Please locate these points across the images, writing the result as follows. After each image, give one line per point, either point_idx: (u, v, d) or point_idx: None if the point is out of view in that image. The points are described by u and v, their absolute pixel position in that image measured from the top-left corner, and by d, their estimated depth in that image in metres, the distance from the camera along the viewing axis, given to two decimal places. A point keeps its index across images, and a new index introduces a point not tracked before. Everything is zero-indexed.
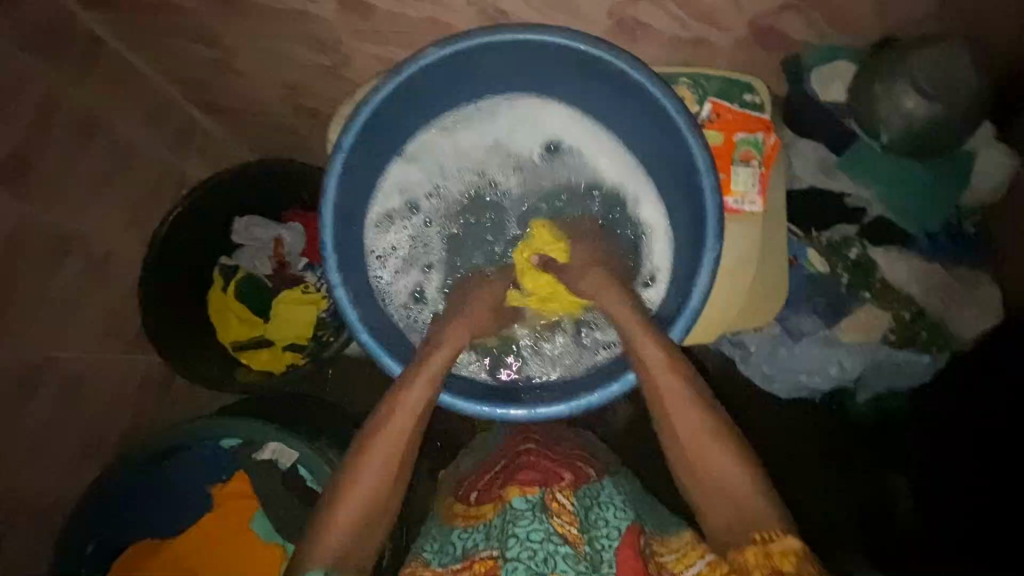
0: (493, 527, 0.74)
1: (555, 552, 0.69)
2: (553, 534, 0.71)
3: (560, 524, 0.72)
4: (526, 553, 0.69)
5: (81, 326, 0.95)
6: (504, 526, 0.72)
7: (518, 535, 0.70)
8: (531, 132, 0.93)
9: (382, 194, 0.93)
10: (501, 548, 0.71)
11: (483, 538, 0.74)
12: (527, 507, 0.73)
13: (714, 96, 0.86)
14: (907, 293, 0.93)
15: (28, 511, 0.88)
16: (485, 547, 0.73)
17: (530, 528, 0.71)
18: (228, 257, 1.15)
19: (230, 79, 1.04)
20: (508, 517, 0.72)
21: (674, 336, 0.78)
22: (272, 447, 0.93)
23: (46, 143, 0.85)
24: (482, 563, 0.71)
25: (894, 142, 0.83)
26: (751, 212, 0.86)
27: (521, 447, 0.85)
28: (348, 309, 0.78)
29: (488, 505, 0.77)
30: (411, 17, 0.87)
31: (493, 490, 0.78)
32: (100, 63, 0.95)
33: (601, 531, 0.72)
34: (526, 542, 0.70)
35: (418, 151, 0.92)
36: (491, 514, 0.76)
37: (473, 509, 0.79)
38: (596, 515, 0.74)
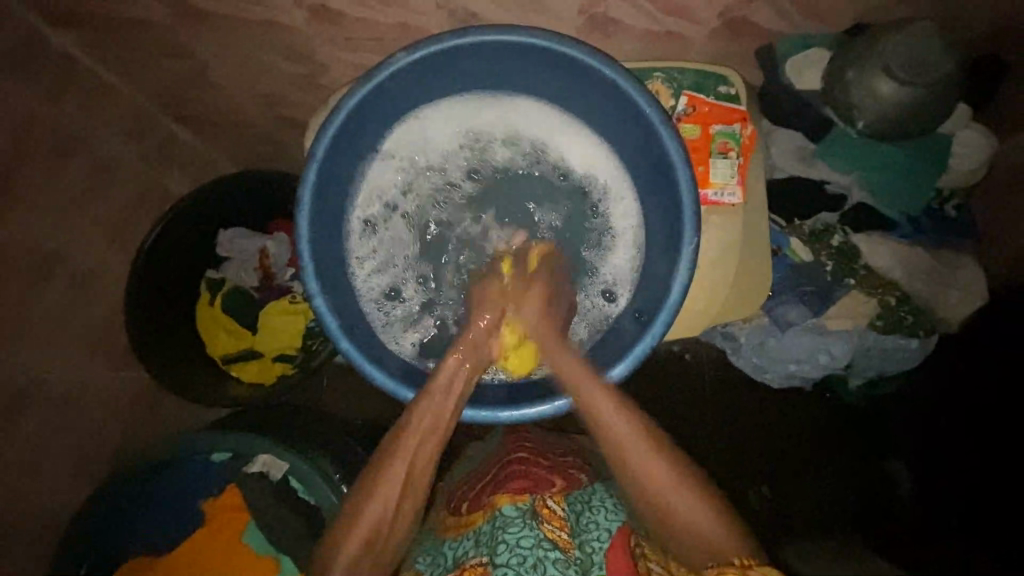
0: (481, 535, 0.73)
1: (545, 557, 0.69)
2: (543, 540, 0.70)
3: (550, 530, 0.72)
4: (516, 559, 0.69)
5: (67, 346, 0.95)
6: (493, 532, 0.72)
7: (508, 541, 0.70)
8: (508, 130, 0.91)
9: (358, 195, 0.90)
10: (490, 554, 0.70)
11: (472, 546, 0.73)
12: (517, 514, 0.73)
13: (689, 89, 0.86)
14: (890, 277, 0.93)
15: (21, 534, 0.88)
16: (474, 554, 0.72)
17: (519, 534, 0.71)
18: (215, 270, 1.15)
19: (207, 92, 1.04)
20: (497, 524, 0.72)
21: (656, 332, 0.77)
22: (263, 459, 0.92)
23: (22, 166, 0.85)
24: (471, 571, 0.70)
25: (870, 128, 0.84)
26: (732, 204, 0.86)
27: (511, 458, 0.84)
28: (327, 318, 0.77)
29: (477, 512, 0.76)
30: (382, 23, 0.86)
31: (482, 499, 0.78)
32: (74, 82, 0.94)
33: (591, 534, 0.71)
34: (516, 548, 0.69)
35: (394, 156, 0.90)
36: (480, 521, 0.75)
37: (463, 520, 0.78)
38: (587, 519, 0.73)
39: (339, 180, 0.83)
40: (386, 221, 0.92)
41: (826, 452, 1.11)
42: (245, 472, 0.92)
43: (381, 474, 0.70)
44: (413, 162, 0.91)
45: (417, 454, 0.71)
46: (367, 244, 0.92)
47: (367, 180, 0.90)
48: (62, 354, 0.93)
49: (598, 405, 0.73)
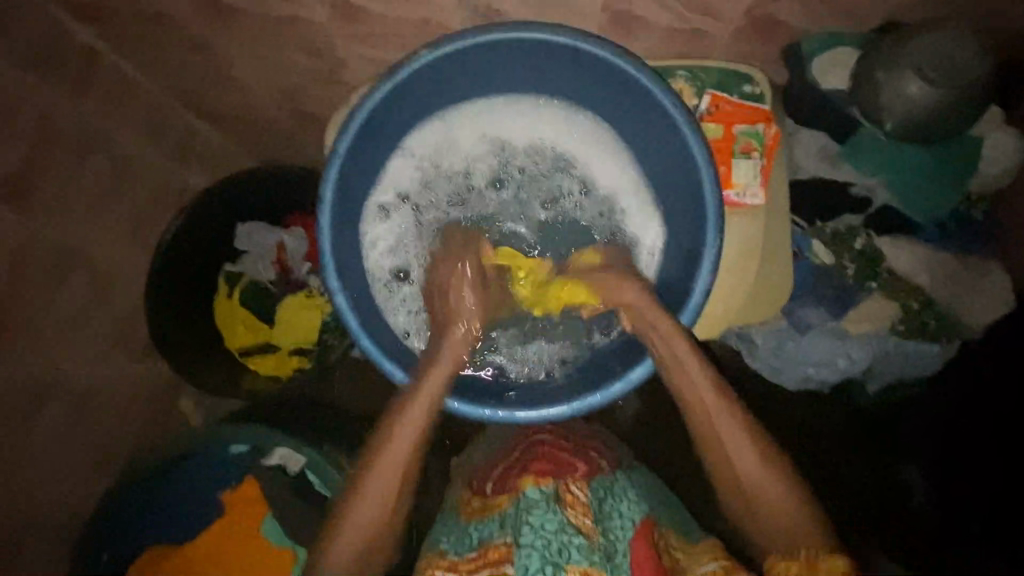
0: (507, 517, 0.73)
1: (569, 542, 0.68)
2: (567, 525, 0.70)
3: (573, 515, 0.71)
4: (541, 542, 0.68)
5: (88, 338, 0.96)
6: (517, 514, 0.71)
7: (532, 524, 0.70)
8: (527, 129, 0.92)
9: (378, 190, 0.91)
10: (514, 536, 0.70)
11: (497, 528, 0.72)
12: (541, 497, 0.72)
13: (712, 87, 0.85)
14: (915, 283, 0.91)
15: (44, 520, 0.90)
16: (499, 536, 0.71)
17: (544, 518, 0.70)
18: (233, 263, 1.16)
19: (226, 86, 1.04)
20: (521, 506, 0.72)
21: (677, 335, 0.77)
22: (280, 453, 0.93)
23: (45, 159, 0.86)
24: (495, 550, 0.70)
25: (897, 130, 0.82)
26: (753, 205, 0.85)
27: (534, 437, 0.84)
28: (347, 314, 0.78)
29: (502, 496, 0.76)
30: (403, 19, 0.86)
31: (506, 482, 0.77)
32: (97, 75, 0.95)
33: (615, 521, 0.73)
34: (541, 530, 0.69)
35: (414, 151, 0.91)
36: (505, 504, 0.75)
37: (487, 502, 0.77)
38: (609, 506, 0.74)
39: (359, 179, 0.84)
40: (407, 219, 0.93)
41: (843, 451, 1.10)
42: (264, 463, 0.93)
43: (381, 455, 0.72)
44: (431, 160, 0.92)
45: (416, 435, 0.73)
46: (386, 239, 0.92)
47: (387, 179, 0.91)
48: (84, 346, 0.95)
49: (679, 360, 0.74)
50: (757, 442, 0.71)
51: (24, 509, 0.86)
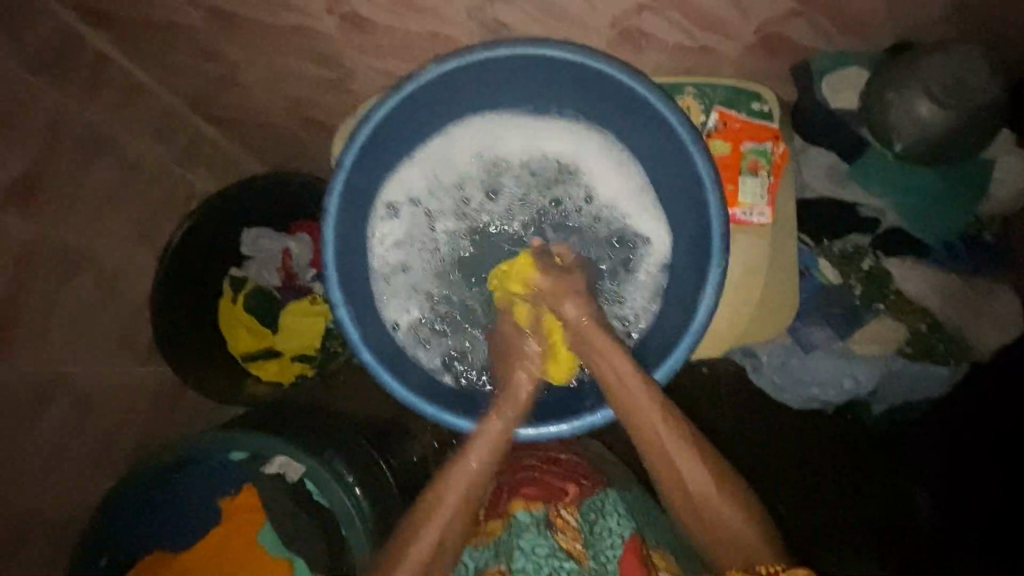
0: (500, 544, 0.73)
1: (560, 567, 0.69)
2: (558, 551, 0.71)
3: (564, 540, 0.72)
4: (533, 566, 0.69)
5: (92, 341, 0.96)
6: (508, 540, 0.73)
7: (523, 548, 0.70)
8: (533, 142, 0.92)
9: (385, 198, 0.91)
10: (507, 561, 0.71)
11: (491, 555, 0.73)
12: (530, 521, 0.73)
13: (720, 105, 0.84)
14: (924, 305, 0.91)
15: (44, 523, 0.91)
16: (494, 562, 0.72)
17: (535, 542, 0.71)
18: (238, 268, 1.17)
19: (234, 93, 1.05)
20: (512, 531, 0.73)
21: (679, 355, 0.76)
22: (278, 461, 0.93)
23: (54, 163, 0.87)
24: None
25: (908, 149, 0.80)
26: (759, 223, 0.84)
27: (527, 459, 0.83)
28: (349, 326, 0.78)
29: (497, 521, 0.76)
30: (411, 31, 0.86)
31: (497, 505, 0.78)
32: (108, 81, 0.96)
33: (606, 542, 0.72)
34: (532, 555, 0.70)
35: (422, 161, 0.91)
36: (499, 530, 0.75)
37: (480, 528, 0.78)
38: (600, 527, 0.73)
39: (365, 187, 0.84)
40: (413, 227, 0.93)
41: (847, 468, 1.09)
42: (263, 473, 0.93)
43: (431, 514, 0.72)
44: (439, 170, 0.92)
45: (470, 493, 0.74)
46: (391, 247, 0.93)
47: (395, 186, 0.91)
48: (87, 349, 0.95)
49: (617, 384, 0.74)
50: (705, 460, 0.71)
51: (24, 510, 0.87)
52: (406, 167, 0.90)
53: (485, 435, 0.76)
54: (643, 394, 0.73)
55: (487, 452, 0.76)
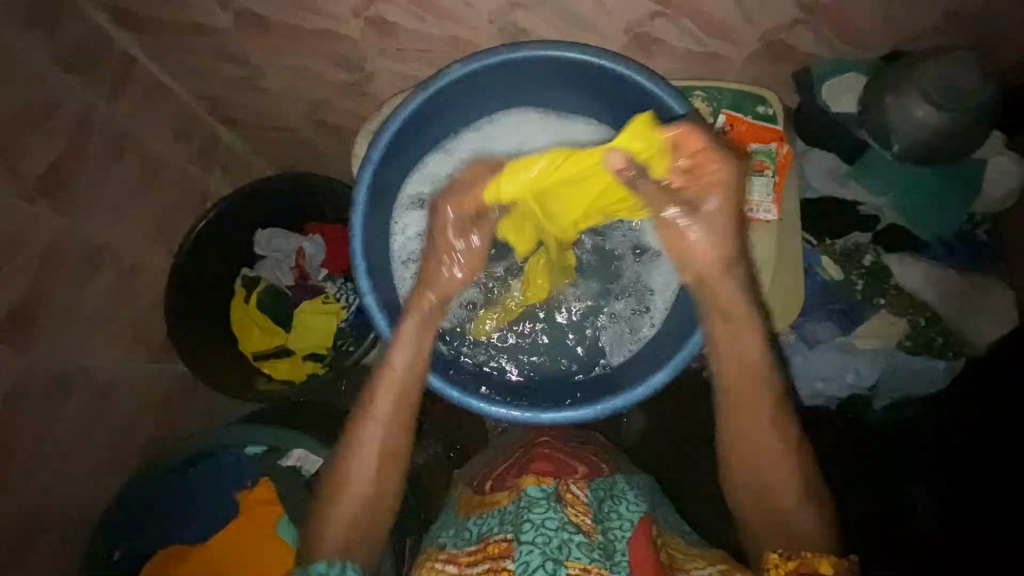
0: (507, 514, 0.73)
1: (570, 539, 0.67)
2: (567, 523, 0.68)
3: (574, 514, 0.71)
4: (542, 538, 0.66)
5: (110, 335, 0.97)
6: (518, 512, 0.71)
7: (533, 521, 0.68)
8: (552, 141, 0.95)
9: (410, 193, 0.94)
10: (515, 532, 0.69)
11: (496, 523, 0.73)
12: (542, 495, 0.71)
13: (728, 108, 0.88)
14: (922, 300, 0.94)
15: (58, 521, 0.90)
16: (498, 531, 0.72)
17: (545, 515, 0.69)
18: (249, 269, 1.19)
19: (255, 96, 1.08)
20: (522, 504, 0.71)
21: (695, 342, 0.78)
22: (296, 454, 0.93)
23: (79, 158, 0.89)
24: (495, 545, 0.70)
25: (909, 149, 0.85)
26: (767, 221, 0.87)
27: (538, 441, 0.87)
28: (377, 315, 0.79)
29: (501, 493, 0.78)
30: (433, 35, 0.90)
31: (507, 482, 0.79)
32: (133, 81, 0.98)
33: (614, 522, 0.73)
34: (542, 528, 0.67)
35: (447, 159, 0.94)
36: (505, 501, 0.76)
37: (486, 501, 0.79)
38: (609, 507, 0.75)
39: (391, 182, 0.87)
40: None
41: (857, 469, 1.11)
42: (279, 466, 0.94)
43: (358, 453, 0.75)
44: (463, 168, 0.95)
45: (388, 423, 0.75)
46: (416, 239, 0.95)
47: (419, 181, 0.94)
48: (105, 345, 0.96)
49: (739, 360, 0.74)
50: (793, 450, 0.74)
51: (40, 503, 0.86)
52: (431, 161, 0.93)
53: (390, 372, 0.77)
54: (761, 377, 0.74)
55: (396, 382, 0.76)
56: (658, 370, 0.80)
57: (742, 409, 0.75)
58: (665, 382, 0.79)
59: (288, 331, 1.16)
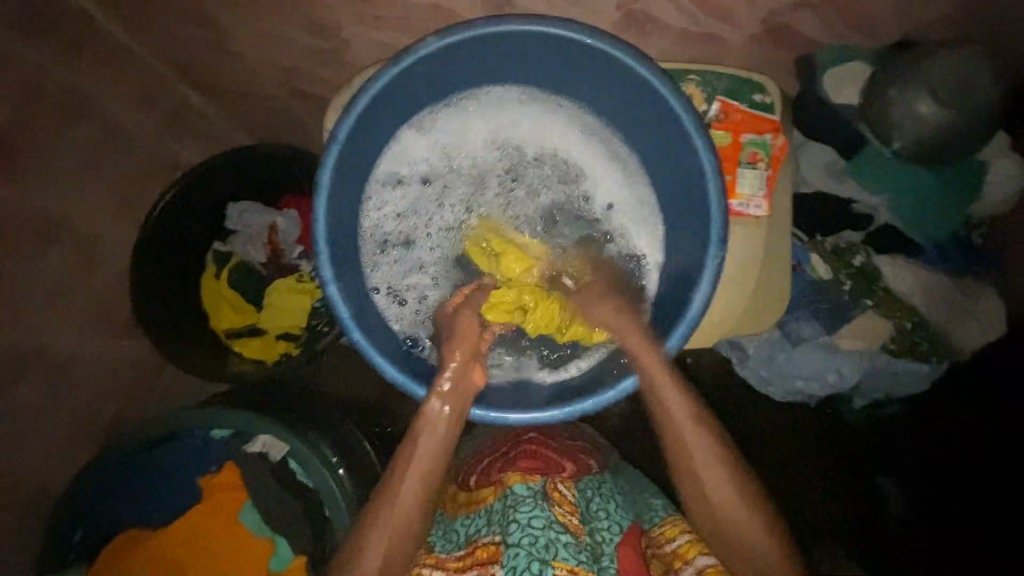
0: (493, 514, 0.74)
1: (556, 539, 0.68)
2: (554, 522, 0.69)
3: (560, 513, 0.71)
4: (528, 539, 0.67)
5: (68, 312, 0.93)
6: (504, 511, 0.71)
7: (519, 521, 0.69)
8: (534, 127, 0.92)
9: (383, 170, 0.90)
10: (502, 533, 0.69)
11: (484, 525, 0.74)
12: (528, 494, 0.72)
13: (723, 94, 0.84)
14: (910, 304, 0.92)
15: (18, 501, 0.88)
16: (486, 533, 0.72)
17: (530, 514, 0.69)
18: (221, 242, 1.14)
19: (224, 60, 1.01)
20: (509, 503, 0.72)
21: (672, 343, 0.76)
22: (263, 439, 0.91)
23: (29, 123, 0.82)
24: (485, 549, 0.71)
25: (905, 149, 0.81)
26: (755, 216, 0.85)
27: (523, 435, 0.86)
28: (340, 306, 0.76)
29: (488, 489, 0.78)
30: (412, 2, 0.83)
31: (493, 476, 0.79)
32: (88, 39, 0.91)
33: (601, 523, 0.74)
34: (528, 528, 0.68)
35: (424, 139, 0.90)
36: (491, 499, 0.76)
37: (474, 496, 0.79)
38: (596, 507, 0.76)
39: (359, 161, 0.81)
40: (408, 202, 0.92)
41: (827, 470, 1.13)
42: (244, 450, 0.91)
43: (410, 454, 0.75)
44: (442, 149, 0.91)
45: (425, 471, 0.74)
46: (387, 217, 0.91)
47: (390, 161, 0.89)
48: (64, 322, 0.92)
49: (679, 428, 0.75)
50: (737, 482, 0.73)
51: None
52: (407, 137, 0.89)
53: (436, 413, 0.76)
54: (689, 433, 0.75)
55: (438, 429, 0.75)
56: (629, 375, 0.77)
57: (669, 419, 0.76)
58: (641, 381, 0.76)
59: (259, 310, 1.12)
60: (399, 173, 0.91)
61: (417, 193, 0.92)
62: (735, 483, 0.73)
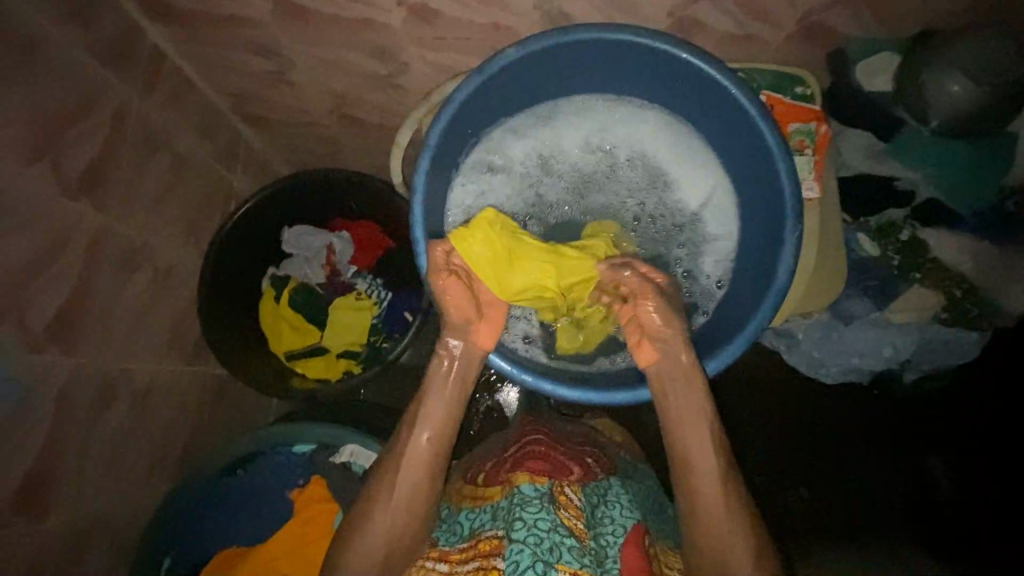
0: (499, 509, 0.70)
1: (562, 542, 0.65)
2: (559, 525, 0.66)
3: (567, 517, 0.68)
4: (533, 539, 0.64)
5: (149, 339, 0.94)
6: (510, 509, 0.68)
7: (525, 520, 0.65)
8: (605, 128, 0.96)
9: (465, 169, 0.93)
10: (506, 529, 0.66)
11: (489, 519, 0.71)
12: (535, 495, 0.69)
13: (767, 88, 0.90)
14: (958, 271, 0.97)
15: (104, 532, 0.87)
16: (490, 527, 0.69)
17: (537, 515, 0.66)
18: (277, 268, 1.18)
19: (280, 90, 1.06)
20: (515, 501, 0.69)
21: (767, 313, 0.79)
22: (350, 449, 0.91)
23: (114, 155, 0.86)
24: (487, 542, 0.68)
25: (943, 125, 0.88)
26: (810, 197, 0.90)
27: (530, 437, 0.86)
28: (441, 304, 0.79)
29: (495, 489, 0.74)
30: (475, 23, 0.89)
31: (500, 476, 0.76)
32: (160, 76, 0.95)
33: (606, 527, 0.71)
34: (534, 527, 0.65)
35: (502, 140, 0.94)
36: (497, 497, 0.73)
37: (479, 493, 0.76)
38: (602, 513, 0.72)
39: (444, 168, 0.85)
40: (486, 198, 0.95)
41: (867, 449, 1.15)
42: (333, 462, 0.91)
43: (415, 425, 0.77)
44: (515, 148, 0.95)
45: (434, 434, 0.76)
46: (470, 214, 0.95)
47: (472, 162, 0.93)
48: (146, 349, 0.93)
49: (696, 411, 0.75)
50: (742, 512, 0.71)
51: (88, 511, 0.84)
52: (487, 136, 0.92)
53: (437, 382, 0.79)
54: (705, 437, 0.74)
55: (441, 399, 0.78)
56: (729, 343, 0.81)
57: (686, 442, 0.75)
58: (742, 351, 0.80)
59: (322, 329, 1.15)
60: (480, 173, 0.94)
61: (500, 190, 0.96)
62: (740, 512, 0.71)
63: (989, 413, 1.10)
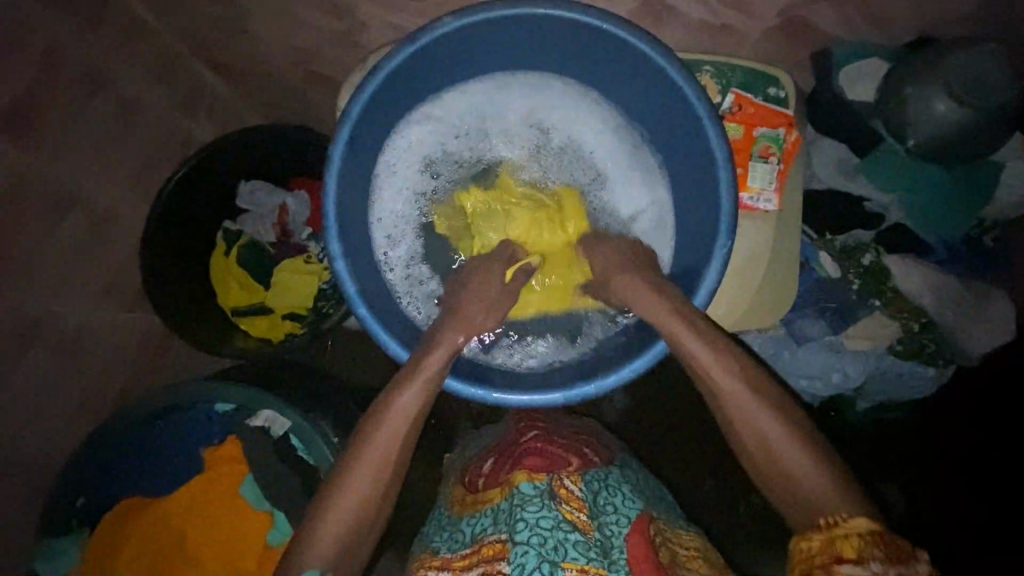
0: (500, 512, 0.69)
1: (565, 539, 0.64)
2: (562, 521, 0.65)
3: (568, 510, 0.67)
4: (536, 539, 0.64)
5: (81, 279, 0.94)
6: (511, 509, 0.67)
7: (527, 520, 0.65)
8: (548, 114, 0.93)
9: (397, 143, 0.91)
10: (509, 532, 0.65)
11: (490, 523, 0.69)
12: (535, 492, 0.68)
13: (737, 86, 0.84)
14: (918, 303, 0.90)
15: (20, 467, 0.89)
16: (493, 531, 0.68)
17: (539, 514, 0.66)
18: (233, 223, 1.15)
19: (244, 37, 1.06)
20: (515, 502, 0.67)
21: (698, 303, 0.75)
22: (265, 415, 0.92)
23: (54, 88, 0.84)
24: (490, 547, 0.66)
25: (920, 145, 0.81)
26: (766, 210, 0.84)
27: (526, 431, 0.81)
28: (348, 283, 0.76)
29: (494, 489, 0.73)
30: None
31: (500, 475, 0.74)
32: (115, 12, 0.93)
33: (609, 517, 0.69)
34: (536, 527, 0.64)
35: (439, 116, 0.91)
36: (498, 498, 0.71)
37: (480, 496, 0.74)
38: (604, 500, 0.71)
39: (371, 139, 0.83)
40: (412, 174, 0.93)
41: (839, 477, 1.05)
42: (249, 424, 0.92)
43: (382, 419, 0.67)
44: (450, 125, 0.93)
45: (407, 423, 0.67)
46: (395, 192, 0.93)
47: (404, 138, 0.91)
48: (74, 290, 0.93)
49: (699, 355, 0.68)
50: (795, 428, 0.62)
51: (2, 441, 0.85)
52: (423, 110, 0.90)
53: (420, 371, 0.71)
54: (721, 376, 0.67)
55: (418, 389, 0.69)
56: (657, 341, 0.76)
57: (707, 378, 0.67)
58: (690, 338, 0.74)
59: (267, 289, 1.13)
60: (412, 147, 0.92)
61: (430, 169, 0.94)
62: (786, 429, 0.62)
63: (964, 445, 1.00)
